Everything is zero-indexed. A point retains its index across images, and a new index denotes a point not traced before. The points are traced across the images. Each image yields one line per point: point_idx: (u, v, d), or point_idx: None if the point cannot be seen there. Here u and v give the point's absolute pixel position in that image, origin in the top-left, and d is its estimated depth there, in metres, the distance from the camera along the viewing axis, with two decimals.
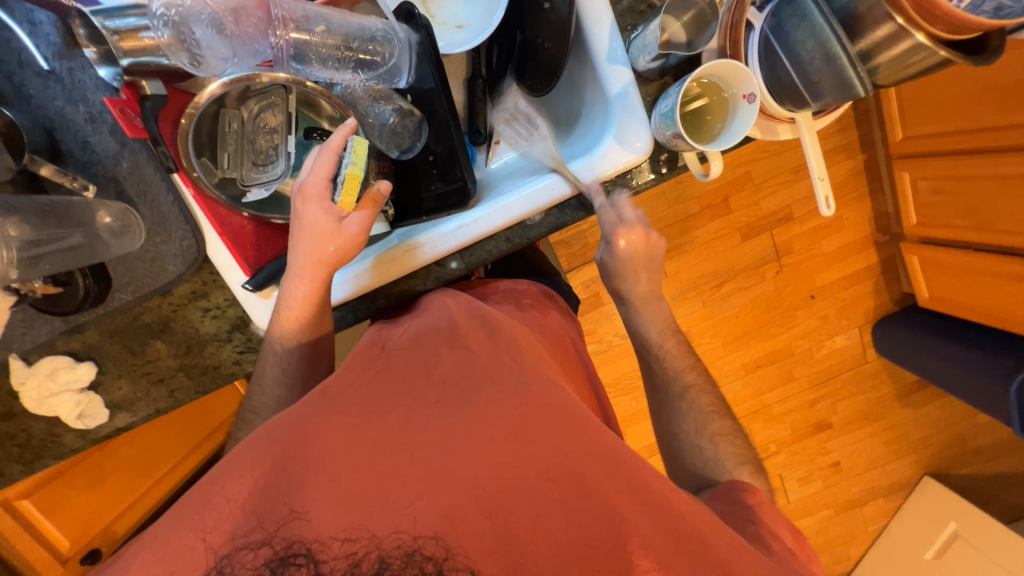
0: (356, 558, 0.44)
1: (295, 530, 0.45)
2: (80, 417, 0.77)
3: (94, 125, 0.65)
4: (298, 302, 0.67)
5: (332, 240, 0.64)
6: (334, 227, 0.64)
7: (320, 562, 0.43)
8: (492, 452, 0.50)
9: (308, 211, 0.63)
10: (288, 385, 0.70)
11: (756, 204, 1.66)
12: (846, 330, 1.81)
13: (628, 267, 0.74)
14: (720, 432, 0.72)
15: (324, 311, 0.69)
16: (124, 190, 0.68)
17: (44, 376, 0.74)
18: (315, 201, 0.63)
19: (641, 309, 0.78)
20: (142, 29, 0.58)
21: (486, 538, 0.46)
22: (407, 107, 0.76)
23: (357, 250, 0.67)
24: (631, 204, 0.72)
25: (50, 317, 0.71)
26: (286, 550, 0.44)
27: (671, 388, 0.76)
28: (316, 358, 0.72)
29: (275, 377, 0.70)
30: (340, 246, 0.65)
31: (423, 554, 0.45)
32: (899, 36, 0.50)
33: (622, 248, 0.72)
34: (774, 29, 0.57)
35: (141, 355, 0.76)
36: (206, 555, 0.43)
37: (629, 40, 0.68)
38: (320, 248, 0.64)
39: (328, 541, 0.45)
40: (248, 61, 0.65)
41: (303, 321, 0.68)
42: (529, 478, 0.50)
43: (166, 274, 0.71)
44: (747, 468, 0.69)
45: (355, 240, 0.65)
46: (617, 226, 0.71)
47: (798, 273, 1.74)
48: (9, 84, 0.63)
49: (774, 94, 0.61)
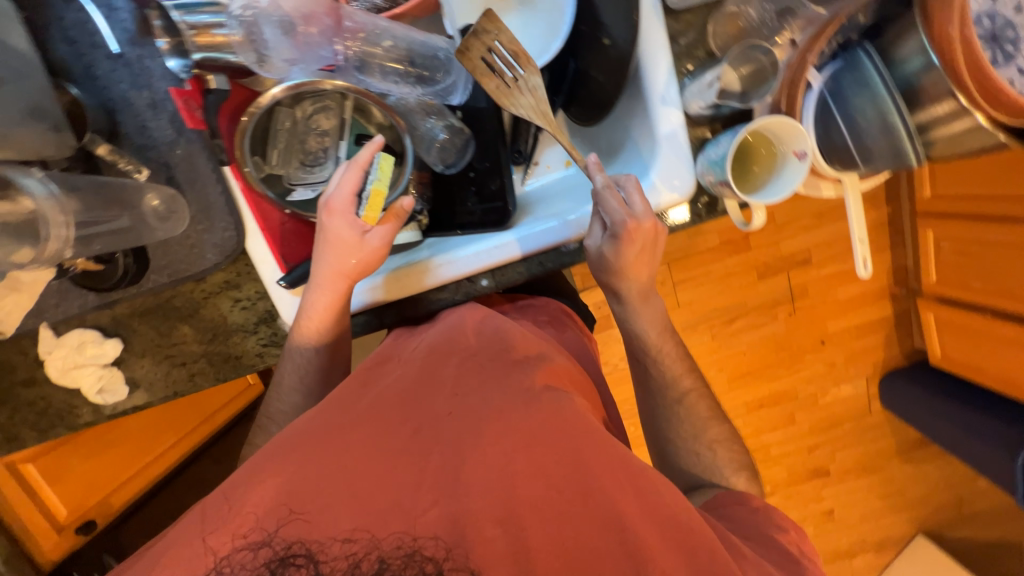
0: (356, 558, 0.46)
1: (296, 530, 0.47)
2: (100, 391, 0.77)
3: (154, 111, 0.66)
4: (319, 312, 0.68)
5: (355, 254, 0.65)
6: (357, 241, 0.64)
7: (320, 562, 0.46)
8: (512, 477, 0.51)
9: (333, 224, 0.64)
10: (306, 393, 0.72)
11: (776, 245, 1.66)
12: (852, 380, 1.80)
13: (631, 264, 0.66)
14: (717, 439, 0.74)
15: (343, 322, 0.70)
16: (174, 176, 0.69)
17: (71, 347, 0.75)
18: (341, 214, 0.64)
19: (639, 308, 0.73)
20: (217, 26, 0.60)
21: (497, 542, 0.48)
22: (458, 124, 0.77)
23: (378, 263, 0.68)
24: (639, 190, 0.63)
25: (85, 291, 0.72)
26: (285, 551, 0.46)
27: (667, 393, 0.75)
28: (334, 366, 0.73)
29: (297, 378, 0.71)
30: (363, 260, 0.66)
31: (423, 555, 0.47)
32: (959, 115, 0.50)
33: (629, 243, 0.63)
34: (834, 93, 0.57)
35: (167, 338, 0.77)
36: (206, 557, 0.46)
37: (682, 84, 0.68)
38: (342, 261, 0.65)
39: (328, 543, 0.47)
40: (312, 65, 0.66)
41: (323, 330, 0.69)
42: (544, 505, 0.50)
43: (203, 262, 0.72)
44: (741, 473, 0.72)
45: (378, 253, 0.66)
46: (624, 215, 0.62)
47: (810, 317, 1.74)
48: (79, 64, 0.65)
49: (825, 154, 0.61)
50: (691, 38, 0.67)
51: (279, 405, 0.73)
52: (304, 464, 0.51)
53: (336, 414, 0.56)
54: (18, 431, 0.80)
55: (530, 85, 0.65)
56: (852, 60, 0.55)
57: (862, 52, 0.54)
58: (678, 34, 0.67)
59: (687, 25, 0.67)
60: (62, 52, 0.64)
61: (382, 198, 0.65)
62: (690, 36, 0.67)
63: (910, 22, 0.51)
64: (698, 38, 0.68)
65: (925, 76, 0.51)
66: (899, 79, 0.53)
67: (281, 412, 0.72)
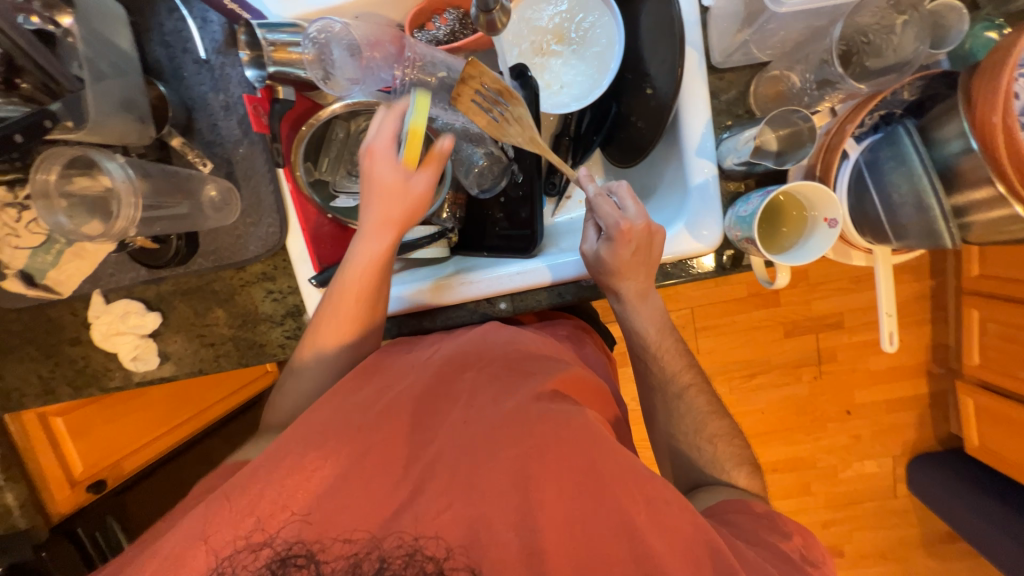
0: (356, 559, 0.51)
1: (295, 533, 0.52)
2: (134, 359, 0.83)
3: (227, 113, 0.73)
4: (363, 263, 0.68)
5: (403, 198, 0.66)
6: (403, 184, 0.65)
7: (321, 563, 0.51)
8: (519, 500, 0.54)
9: (376, 168, 0.65)
10: (340, 343, 0.70)
11: (808, 303, 1.61)
12: (878, 457, 1.70)
13: (627, 265, 0.66)
14: (717, 434, 0.70)
15: (384, 274, 0.70)
16: (233, 172, 0.75)
17: (117, 315, 0.81)
18: (382, 157, 0.65)
19: (638, 306, 0.71)
20: (293, 44, 0.66)
21: (510, 546, 0.52)
22: (497, 154, 0.83)
23: (423, 208, 0.69)
24: (631, 196, 0.67)
25: (139, 266, 0.78)
26: (287, 550, 0.51)
27: (667, 388, 0.72)
28: (372, 319, 0.71)
29: (334, 328, 0.69)
30: (409, 205, 0.67)
31: (422, 555, 0.52)
32: (996, 203, 0.49)
33: (624, 243, 0.64)
34: (869, 164, 0.58)
35: (202, 318, 0.82)
36: (208, 556, 0.50)
37: (720, 139, 0.70)
38: (389, 208, 0.66)
39: (329, 544, 0.52)
40: (371, 86, 0.73)
41: (365, 278, 0.68)
42: (554, 537, 0.53)
43: (246, 253, 0.77)
44: (742, 468, 0.69)
45: (423, 197, 0.67)
46: (615, 217, 0.64)
47: (837, 383, 1.66)
48: (170, 65, 0.72)
49: (857, 223, 0.61)
50: (732, 97, 0.69)
51: (308, 356, 0.70)
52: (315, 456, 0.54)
53: (356, 414, 0.60)
54: (55, 385, 0.86)
55: (518, 114, 0.65)
56: (890, 134, 0.55)
57: (902, 129, 0.54)
58: (720, 90, 0.69)
59: (729, 83, 0.69)
60: (157, 54, 0.71)
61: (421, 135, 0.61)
62: (732, 94, 0.69)
63: (953, 107, 0.50)
64: (739, 97, 0.69)
65: (965, 159, 0.50)
66: (938, 159, 0.53)
67: (309, 368, 0.70)
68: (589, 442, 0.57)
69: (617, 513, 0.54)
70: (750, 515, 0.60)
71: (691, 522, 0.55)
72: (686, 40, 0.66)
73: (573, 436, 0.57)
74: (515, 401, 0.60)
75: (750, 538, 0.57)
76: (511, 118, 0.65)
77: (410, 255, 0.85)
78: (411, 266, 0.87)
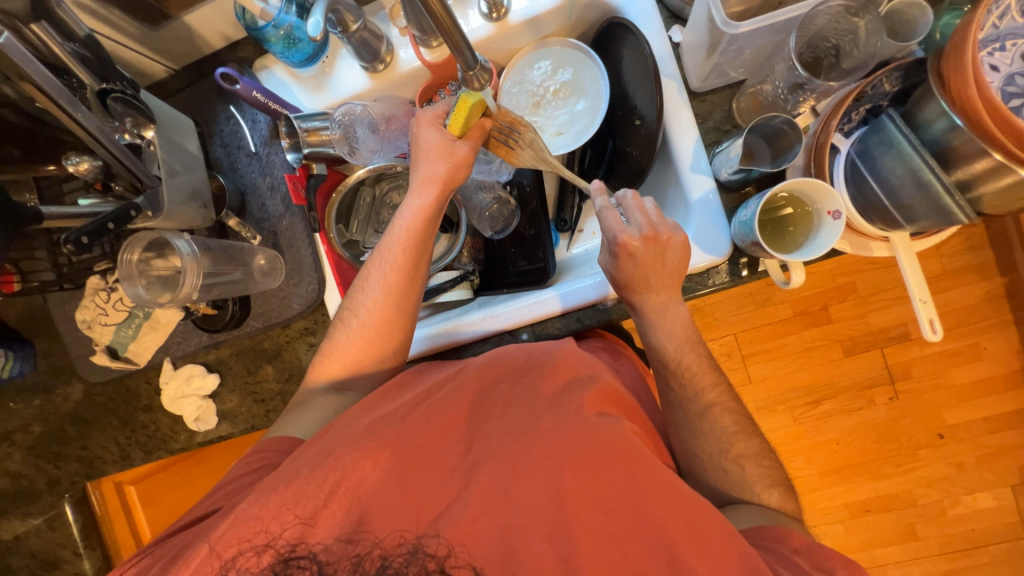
0: (360, 558, 0.52)
1: (299, 534, 0.54)
2: (197, 419, 0.90)
3: (272, 192, 0.85)
4: (412, 215, 0.72)
5: (446, 159, 0.70)
6: (447, 146, 0.69)
7: (323, 563, 0.52)
8: (550, 511, 0.55)
9: (423, 133, 0.70)
10: (387, 291, 0.73)
11: (863, 317, 1.47)
12: (992, 489, 1.46)
13: (639, 278, 0.68)
14: (744, 455, 0.70)
15: (428, 234, 0.73)
16: (278, 241, 0.86)
17: (183, 379, 0.90)
18: (429, 125, 0.70)
19: (659, 311, 0.71)
20: (322, 128, 0.77)
21: (545, 556, 0.53)
22: (505, 197, 0.91)
23: (465, 171, 0.71)
24: (639, 207, 0.69)
25: (201, 333, 0.88)
26: (290, 552, 0.53)
27: (700, 385, 0.72)
28: (416, 272, 0.74)
29: (383, 284, 0.73)
30: (452, 166, 0.70)
31: (425, 552, 0.53)
32: (1000, 171, 0.48)
33: (626, 256, 0.67)
34: (861, 154, 0.58)
35: (254, 376, 0.89)
36: (214, 560, 0.53)
37: (713, 153, 0.73)
38: (434, 166, 0.70)
39: (331, 545, 0.54)
40: (390, 153, 0.85)
41: (411, 232, 0.72)
42: (590, 550, 0.53)
43: (290, 310, 0.86)
44: (774, 489, 0.68)
45: (465, 160, 0.70)
46: (617, 230, 0.67)
47: (918, 403, 1.48)
48: (228, 161, 0.86)
49: (862, 212, 0.61)
50: (718, 118, 0.74)
51: (358, 302, 0.74)
52: (334, 489, 0.56)
53: (392, 420, 0.62)
54: (130, 451, 0.95)
55: (525, 139, 0.70)
56: (876, 124, 0.56)
57: (885, 118, 0.55)
58: (706, 115, 0.74)
59: (711, 105, 0.74)
60: (219, 153, 0.86)
61: (469, 106, 0.65)
62: (717, 116, 0.74)
63: (927, 89, 0.52)
64: (725, 117, 0.74)
65: (954, 137, 0.50)
66: (929, 140, 0.53)
67: (359, 312, 0.73)
68: (627, 455, 0.58)
69: (653, 528, 0.54)
70: (787, 549, 0.59)
71: (736, 550, 0.52)
72: (662, 74, 0.73)
73: (604, 446, 0.58)
74: (536, 420, 0.62)
75: (789, 563, 0.57)
76: (521, 142, 0.71)
77: (437, 299, 0.90)
78: (438, 310, 0.92)
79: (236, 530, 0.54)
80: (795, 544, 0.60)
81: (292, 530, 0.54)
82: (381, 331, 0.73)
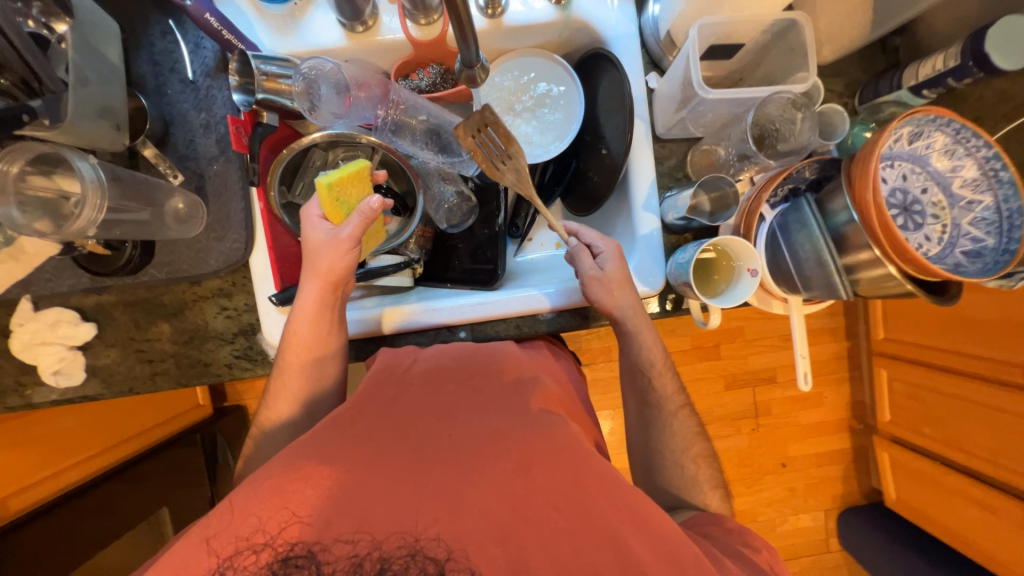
0: (359, 558, 0.50)
1: (297, 532, 0.51)
2: (56, 373, 0.76)
3: (206, 131, 0.75)
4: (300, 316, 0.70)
5: (324, 251, 0.69)
6: (325, 240, 0.69)
7: (322, 563, 0.49)
8: (512, 510, 0.55)
9: (306, 231, 0.70)
10: (286, 397, 0.73)
11: (745, 358, 1.71)
12: (811, 511, 1.78)
13: (629, 277, 0.74)
14: (700, 455, 0.77)
15: (325, 325, 0.72)
16: (203, 186, 0.76)
17: (45, 323, 0.75)
18: (309, 222, 0.70)
19: (642, 334, 0.76)
20: (284, 77, 0.70)
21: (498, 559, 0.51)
22: (466, 193, 0.92)
23: (348, 257, 0.70)
24: None
25: (82, 273, 0.75)
26: (289, 551, 0.50)
27: (663, 406, 0.78)
28: (320, 366, 0.73)
29: (284, 390, 0.73)
30: (329, 257, 0.69)
31: (424, 555, 0.51)
32: (876, 263, 0.60)
33: (619, 257, 0.74)
34: (781, 227, 0.69)
35: (143, 332, 0.77)
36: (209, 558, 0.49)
37: (664, 197, 0.80)
38: (315, 260, 0.69)
39: (330, 543, 0.50)
40: (354, 121, 0.78)
41: (299, 330, 0.71)
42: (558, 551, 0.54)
43: (204, 267, 0.76)
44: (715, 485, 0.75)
45: (345, 247, 0.69)
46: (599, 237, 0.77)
47: (772, 436, 1.75)
48: (154, 81, 0.74)
49: (773, 275, 0.72)
50: (674, 163, 0.81)
51: (263, 408, 0.74)
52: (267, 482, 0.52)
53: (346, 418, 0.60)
54: None
55: (513, 152, 0.68)
56: (796, 204, 0.67)
57: (804, 200, 0.66)
58: (665, 157, 0.81)
59: (670, 151, 0.81)
60: (143, 69, 0.74)
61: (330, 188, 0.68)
62: (673, 161, 0.81)
63: (838, 186, 0.63)
64: (678, 163, 0.81)
65: (848, 228, 0.61)
66: (831, 228, 0.64)
67: (263, 418, 0.74)
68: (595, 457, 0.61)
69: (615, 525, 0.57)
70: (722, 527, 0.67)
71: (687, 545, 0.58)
72: (635, 113, 0.78)
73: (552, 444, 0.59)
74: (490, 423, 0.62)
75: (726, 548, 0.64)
76: (506, 156, 0.68)
77: (376, 282, 0.85)
78: (372, 293, 0.87)
79: (236, 528, 0.51)
80: (731, 526, 0.67)
81: (292, 528, 0.51)
82: (310, 356, 0.72)
